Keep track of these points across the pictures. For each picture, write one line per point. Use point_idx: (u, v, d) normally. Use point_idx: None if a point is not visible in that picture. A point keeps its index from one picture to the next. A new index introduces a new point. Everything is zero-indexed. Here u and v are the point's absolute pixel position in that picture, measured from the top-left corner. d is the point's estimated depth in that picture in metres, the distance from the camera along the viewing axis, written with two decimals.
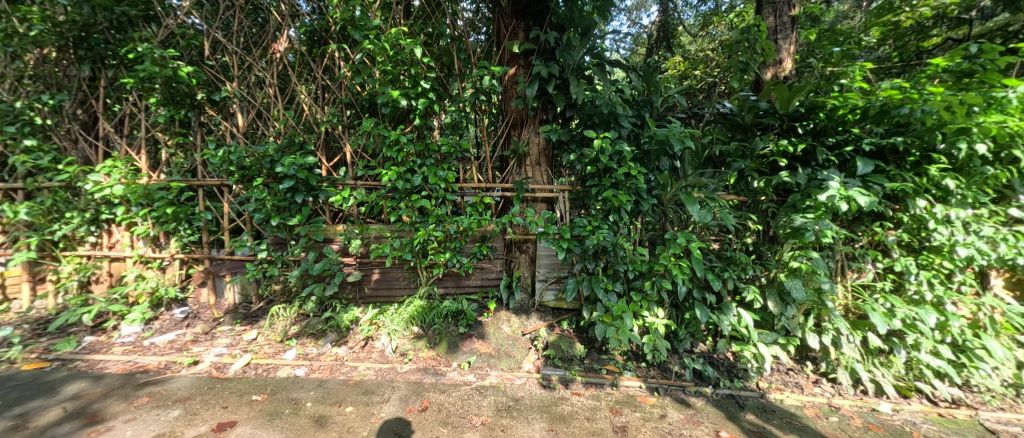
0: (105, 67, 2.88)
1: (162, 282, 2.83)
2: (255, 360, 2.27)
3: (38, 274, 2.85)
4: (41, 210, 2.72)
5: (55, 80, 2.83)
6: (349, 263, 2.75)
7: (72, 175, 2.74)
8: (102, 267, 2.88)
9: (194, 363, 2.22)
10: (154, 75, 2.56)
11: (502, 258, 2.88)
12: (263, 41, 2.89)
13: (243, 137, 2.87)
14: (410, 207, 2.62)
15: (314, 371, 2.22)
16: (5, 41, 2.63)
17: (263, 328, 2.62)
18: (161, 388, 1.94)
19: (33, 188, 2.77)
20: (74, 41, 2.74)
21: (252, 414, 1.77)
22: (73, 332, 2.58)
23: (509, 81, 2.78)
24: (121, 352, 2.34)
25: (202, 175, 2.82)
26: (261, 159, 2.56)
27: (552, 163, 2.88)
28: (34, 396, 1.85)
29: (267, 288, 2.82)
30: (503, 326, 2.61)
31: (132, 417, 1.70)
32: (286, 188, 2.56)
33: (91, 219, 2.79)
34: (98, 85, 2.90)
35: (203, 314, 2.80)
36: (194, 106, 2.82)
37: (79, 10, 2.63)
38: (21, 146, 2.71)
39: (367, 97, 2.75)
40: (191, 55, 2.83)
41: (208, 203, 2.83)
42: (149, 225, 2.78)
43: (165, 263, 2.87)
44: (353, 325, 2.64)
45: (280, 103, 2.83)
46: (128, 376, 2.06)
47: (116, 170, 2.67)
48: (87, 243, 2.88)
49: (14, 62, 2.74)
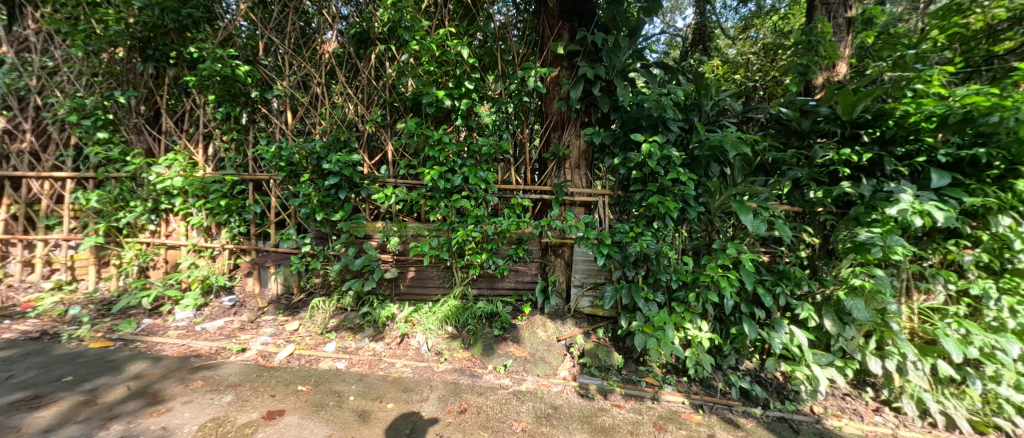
0: (168, 66, 3.05)
1: (213, 270, 2.96)
2: (298, 351, 2.34)
3: (103, 258, 3.07)
4: (109, 198, 2.91)
5: (125, 77, 3.03)
6: (386, 260, 2.79)
7: (137, 167, 2.92)
8: (159, 254, 3.05)
9: (243, 350, 2.31)
10: (214, 73, 2.69)
11: (537, 261, 2.84)
12: (312, 42, 2.99)
13: (291, 134, 2.96)
14: (449, 207, 2.63)
15: (354, 365, 2.25)
16: (86, 40, 2.84)
17: (303, 320, 2.69)
18: (214, 373, 2.02)
19: (103, 177, 2.97)
20: (142, 40, 2.91)
21: (299, 404, 1.81)
22: (134, 314, 2.75)
23: (552, 82, 2.75)
24: (176, 335, 2.46)
25: (252, 170, 2.95)
26: (308, 155, 2.64)
27: (592, 167, 2.82)
28: (102, 373, 1.97)
29: (308, 280, 2.90)
30: (539, 330, 2.58)
31: (189, 400, 1.77)
32: (331, 184, 2.62)
33: (151, 208, 2.96)
34: (162, 83, 3.08)
35: (248, 303, 2.92)
36: (248, 104, 2.95)
37: (150, 12, 2.77)
38: (95, 139, 2.94)
39: (411, 97, 2.79)
40: (247, 55, 2.95)
41: (256, 196, 2.94)
42: (203, 216, 2.92)
43: (215, 252, 3.00)
44: (389, 321, 2.68)
45: (328, 102, 2.91)
46: (184, 359, 2.16)
47: (176, 163, 2.83)
48: (147, 231, 3.05)
49: (92, 60, 2.96)
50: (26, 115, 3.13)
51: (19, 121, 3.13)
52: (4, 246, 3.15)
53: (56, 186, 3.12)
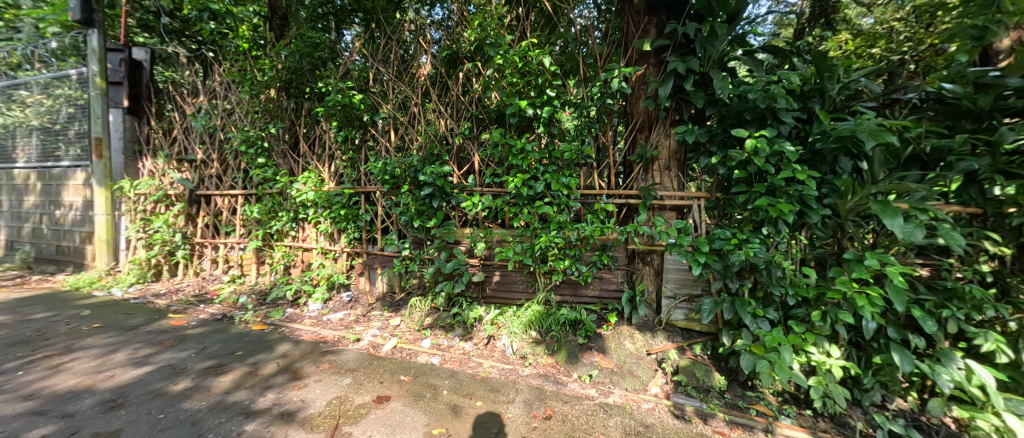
0: (303, 100, 3.73)
1: (335, 269, 3.49)
2: (401, 345, 2.61)
3: (261, 257, 3.85)
4: (265, 210, 3.66)
5: (275, 112, 3.79)
6: (474, 264, 2.96)
7: (282, 184, 3.60)
8: (297, 255, 3.71)
9: (357, 340, 2.67)
10: (337, 103, 3.20)
11: (623, 269, 2.73)
12: (411, 67, 3.35)
13: (394, 150, 3.33)
14: (532, 213, 2.68)
15: (447, 362, 2.43)
16: (253, 86, 3.67)
17: (404, 316, 3.00)
18: (336, 358, 2.37)
19: (261, 193, 3.75)
20: (287, 81, 3.62)
21: (402, 392, 2.02)
22: (281, 304, 3.39)
23: (637, 81, 2.62)
24: (309, 323, 2.96)
25: (364, 183, 3.40)
26: (408, 169, 2.95)
27: (685, 168, 2.61)
28: (260, 350, 2.45)
29: (408, 281, 3.22)
30: (626, 342, 2.46)
31: (319, 379, 2.10)
32: (426, 194, 2.89)
33: (292, 217, 3.62)
34: (300, 115, 3.76)
35: (361, 299, 3.37)
36: (361, 127, 3.43)
37: (292, 58, 3.52)
38: (257, 164, 3.73)
39: (495, 109, 2.93)
40: (360, 85, 3.44)
41: (367, 206, 3.38)
42: (328, 223, 3.46)
43: (337, 254, 3.53)
44: (477, 323, 2.83)
45: (423, 119, 3.22)
46: (315, 344, 2.58)
47: (309, 180, 3.41)
48: (289, 236, 3.74)
49: (255, 101, 3.78)
50: (214, 146, 4.06)
51: (209, 152, 4.09)
52: (200, 248, 4.16)
53: (231, 201, 4.02)
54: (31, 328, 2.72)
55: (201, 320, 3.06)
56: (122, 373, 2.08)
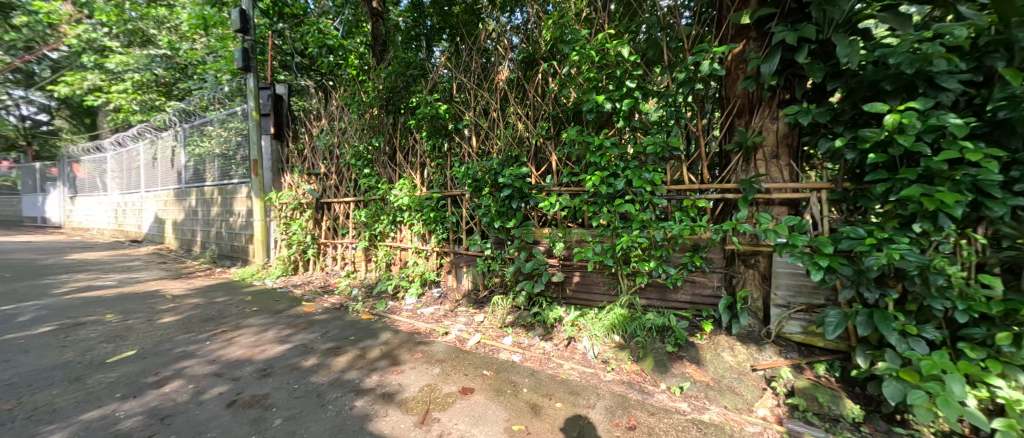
0: (399, 115, 4.16)
1: (427, 267, 3.82)
2: (484, 340, 2.74)
3: (368, 255, 4.42)
4: (371, 214, 4.19)
5: (377, 128, 4.30)
6: (553, 264, 2.96)
7: (383, 191, 4.07)
8: (396, 254, 4.15)
9: (446, 333, 2.88)
10: (426, 115, 3.50)
11: (720, 272, 2.45)
12: (490, 74, 3.49)
13: (476, 155, 3.47)
14: (612, 212, 2.56)
15: (527, 360, 2.47)
16: (364, 105, 4.27)
17: (487, 313, 3.14)
18: (428, 348, 2.59)
19: (368, 200, 4.30)
20: (387, 99, 4.11)
21: (484, 386, 2.12)
22: (384, 297, 3.84)
23: (734, 61, 2.35)
24: (406, 315, 3.30)
25: (450, 187, 3.64)
26: (488, 172, 3.08)
27: (799, 154, 2.22)
28: (367, 337, 2.81)
29: (490, 279, 3.36)
30: (725, 354, 2.20)
31: (414, 367, 2.31)
32: (505, 195, 2.99)
33: (391, 220, 4.07)
34: (396, 129, 4.18)
35: (449, 295, 3.63)
36: (446, 135, 3.69)
37: (390, 79, 4.01)
38: (364, 174, 4.30)
39: (572, 107, 2.89)
40: (445, 96, 3.71)
41: (453, 208, 3.63)
42: (420, 225, 3.77)
43: (429, 253, 3.84)
44: (557, 323, 2.82)
45: (502, 123, 3.32)
46: (411, 334, 2.86)
47: (405, 186, 3.80)
48: (389, 237, 4.21)
49: (362, 120, 4.36)
50: (332, 161, 4.78)
51: (329, 166, 4.83)
52: (324, 247, 4.95)
53: (345, 207, 4.69)
54: (215, 308, 3.55)
55: (324, 308, 3.63)
56: (270, 348, 2.57)
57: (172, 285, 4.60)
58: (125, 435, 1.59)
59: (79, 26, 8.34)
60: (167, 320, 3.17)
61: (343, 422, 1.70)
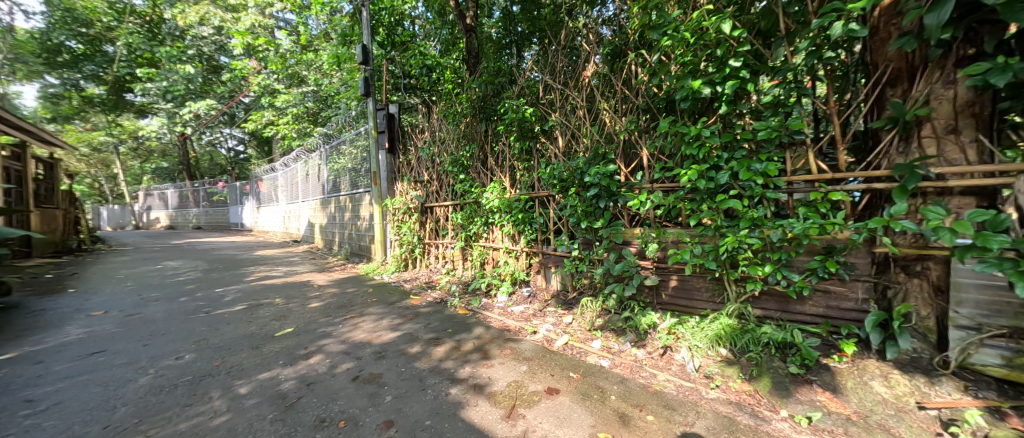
0: (490, 122, 4.38)
1: (517, 267, 3.95)
2: (572, 342, 2.72)
3: (465, 255, 4.78)
4: (466, 216, 4.53)
5: (470, 135, 4.61)
6: (646, 267, 2.77)
7: (477, 194, 4.34)
8: (489, 253, 4.38)
9: (534, 332, 2.94)
10: (514, 120, 3.61)
11: (867, 281, 1.97)
12: (576, 72, 3.43)
13: (562, 156, 3.44)
14: (714, 210, 2.27)
15: (617, 367, 2.36)
16: (460, 117, 4.64)
17: (576, 315, 3.10)
18: (517, 346, 2.68)
19: (463, 203, 4.63)
20: (479, 108, 4.38)
21: (570, 388, 2.10)
22: (479, 294, 4.10)
23: (882, 16, 1.89)
24: (498, 312, 3.47)
25: (538, 188, 3.69)
26: (574, 172, 3.03)
27: (991, 125, 1.67)
28: (463, 330, 3.03)
29: (579, 281, 3.31)
30: (874, 383, 1.78)
31: (503, 362, 2.40)
32: (592, 195, 2.91)
33: (484, 222, 4.31)
34: (488, 135, 4.41)
35: (539, 295, 3.69)
36: (534, 137, 3.74)
37: (481, 88, 4.27)
38: (461, 179, 4.65)
39: (665, 97, 2.65)
40: (532, 99, 3.78)
41: (541, 209, 3.67)
42: (510, 226, 3.92)
43: (518, 253, 3.96)
44: (652, 330, 2.63)
45: (588, 121, 3.23)
46: (501, 331, 2.99)
47: (496, 189, 3.99)
48: (482, 237, 4.47)
49: (458, 129, 4.74)
50: (434, 169, 5.29)
51: (431, 173, 5.36)
52: (428, 246, 5.51)
53: (445, 211, 5.14)
54: (346, 298, 4.26)
55: (428, 302, 4.05)
56: (385, 334, 2.98)
57: (318, 277, 5.68)
58: (284, 394, 2.02)
59: (260, 76, 10.91)
60: (314, 305, 3.93)
61: (440, 406, 1.86)
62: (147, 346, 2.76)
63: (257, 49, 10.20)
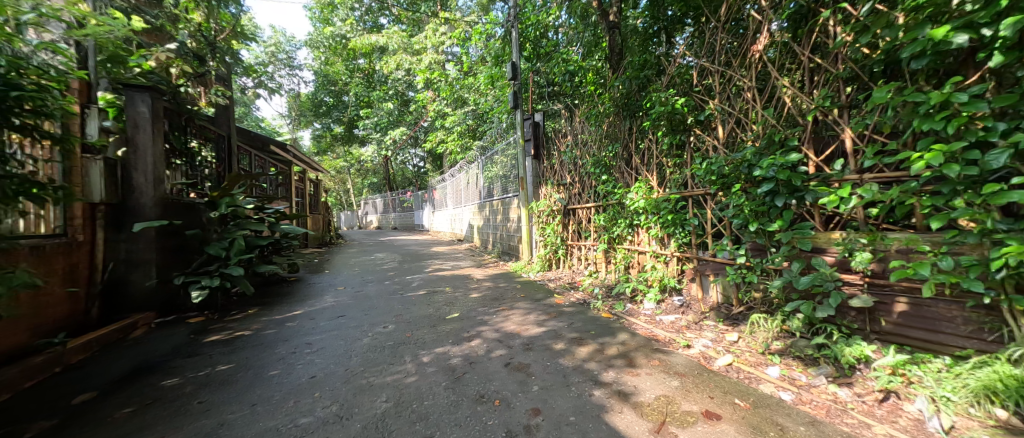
0: (634, 119, 4.15)
1: (667, 273, 3.62)
2: (738, 364, 2.28)
3: (608, 257, 4.68)
4: (610, 218, 4.43)
5: (613, 134, 4.48)
6: (850, 282, 2.13)
7: (620, 195, 4.19)
8: (634, 257, 4.15)
9: (688, 347, 2.61)
10: (662, 114, 3.31)
11: None
12: (743, 49, 2.91)
13: (722, 147, 2.98)
14: (978, 207, 1.56)
15: (805, 404, 1.84)
16: (603, 117, 4.56)
17: (743, 333, 2.62)
18: (667, 358, 2.44)
19: (606, 204, 4.54)
20: (622, 106, 4.22)
21: (736, 417, 1.75)
22: (623, 299, 3.95)
23: None
24: (644, 320, 3.25)
25: (692, 186, 3.28)
26: (739, 165, 2.57)
27: None
28: (606, 334, 2.97)
29: (747, 294, 2.79)
30: None
31: (650, 372, 2.22)
32: (766, 192, 2.40)
33: (629, 223, 4.11)
34: (632, 133, 4.19)
35: (694, 305, 3.30)
36: (686, 130, 3.33)
37: (625, 85, 4.11)
38: (604, 181, 4.57)
39: (883, 58, 1.95)
40: (684, 88, 3.39)
41: (696, 210, 3.26)
42: (658, 228, 3.63)
43: (667, 258, 3.63)
44: (861, 366, 2.00)
45: (759, 104, 2.68)
46: (649, 340, 2.79)
47: (641, 189, 3.76)
48: (627, 240, 4.27)
49: (601, 130, 4.69)
50: (576, 171, 5.36)
51: (574, 176, 5.44)
52: (570, 248, 5.62)
53: (587, 212, 5.15)
54: (499, 291, 4.77)
55: (571, 302, 4.14)
56: (531, 328, 3.19)
57: (476, 271, 6.53)
58: (453, 368, 2.41)
59: (435, 104, 13.30)
60: (473, 296, 4.53)
61: (584, 405, 1.87)
62: (366, 316, 3.73)
63: (433, 82, 12.48)
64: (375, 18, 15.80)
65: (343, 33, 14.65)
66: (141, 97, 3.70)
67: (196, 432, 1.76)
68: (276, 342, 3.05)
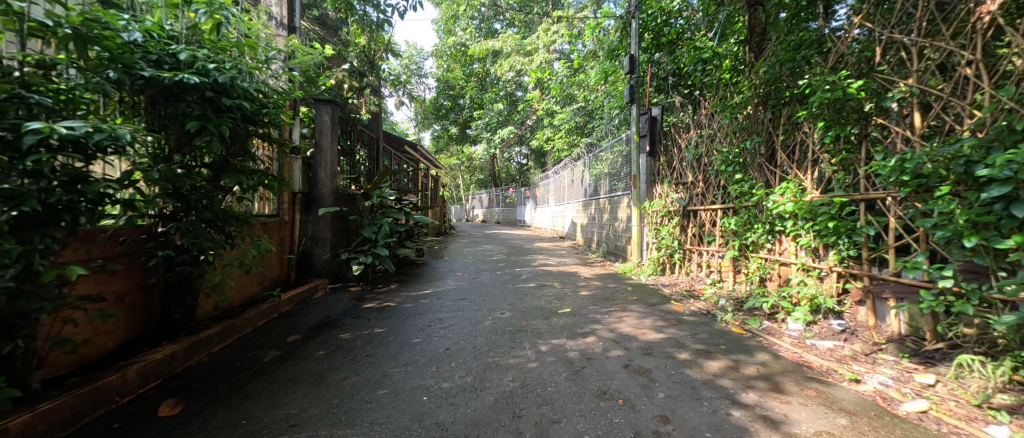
0: (780, 108, 3.57)
1: (821, 291, 3.05)
2: (937, 413, 1.78)
3: (738, 266, 4.17)
4: (742, 222, 3.93)
5: (752, 127, 3.94)
6: None
7: (759, 197, 3.68)
8: (774, 268, 3.61)
9: (856, 381, 2.16)
10: (826, 101, 2.76)
11: None
12: (959, 10, 2.23)
13: (920, 140, 2.35)
14: None
15: None
16: (738, 108, 4.05)
17: (943, 376, 2.06)
18: (826, 390, 2.07)
19: (739, 206, 4.03)
20: (765, 95, 3.67)
21: None
22: (757, 314, 3.48)
23: None
24: (789, 342, 2.81)
25: (866, 189, 2.69)
26: (950, 161, 2.00)
27: None
28: (740, 351, 2.67)
29: (951, 328, 2.19)
30: None
31: (805, 403, 1.92)
32: (993, 197, 1.82)
33: (769, 229, 3.58)
34: (777, 125, 3.62)
35: (861, 333, 2.73)
36: (860, 119, 2.72)
37: (772, 70, 3.49)
38: (737, 180, 4.07)
39: None
40: (860, 69, 2.77)
41: (870, 217, 2.67)
42: (811, 237, 3.08)
43: (823, 273, 3.06)
44: None
45: (987, 82, 2.03)
46: (798, 366, 2.40)
47: (788, 190, 3.18)
48: (765, 248, 3.74)
49: (735, 123, 4.18)
50: (700, 169, 4.88)
51: (696, 174, 4.97)
52: (689, 253, 5.17)
53: (712, 215, 4.66)
54: (609, 291, 4.67)
55: (692, 311, 3.81)
56: (650, 333, 3.06)
57: (582, 269, 6.51)
58: (572, 361, 2.47)
59: (543, 102, 13.54)
60: (583, 293, 4.54)
61: (721, 423, 1.73)
62: (485, 301, 4.08)
63: (543, 81, 12.70)
64: (490, 24, 16.77)
65: (463, 42, 15.92)
66: (324, 108, 4.64)
67: (368, 379, 2.19)
68: (416, 315, 3.56)
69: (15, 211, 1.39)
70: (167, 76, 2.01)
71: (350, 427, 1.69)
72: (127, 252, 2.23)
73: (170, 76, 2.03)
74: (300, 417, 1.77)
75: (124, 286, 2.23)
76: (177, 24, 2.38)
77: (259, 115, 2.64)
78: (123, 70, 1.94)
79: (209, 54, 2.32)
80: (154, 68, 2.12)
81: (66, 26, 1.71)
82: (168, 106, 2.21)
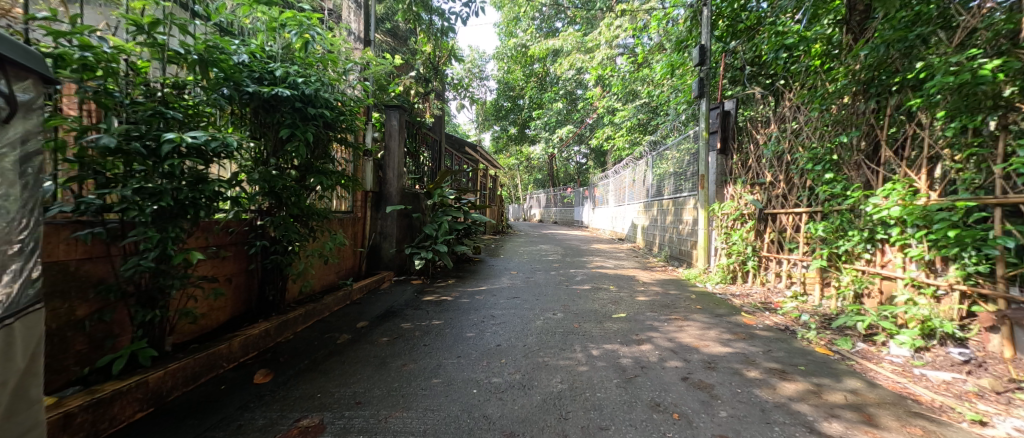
0: (887, 97, 3.05)
1: (937, 313, 2.56)
2: None
3: (827, 278, 3.68)
4: (833, 228, 3.46)
5: (847, 119, 3.43)
6: None
7: (854, 199, 3.22)
8: (874, 283, 3.10)
9: (981, 423, 1.78)
10: (947, 86, 2.31)
11: None
12: None
13: None
14: None
15: None
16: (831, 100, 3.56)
17: None
18: (938, 430, 1.73)
19: (829, 210, 3.56)
20: (865, 81, 3.16)
21: None
22: (849, 334, 3.03)
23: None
24: (890, 369, 2.41)
25: (1003, 192, 2.20)
26: None
27: None
28: (825, 374, 2.35)
29: None
30: None
31: None
32: None
33: (868, 238, 3.09)
34: (879, 117, 3.12)
35: (992, 366, 2.24)
36: (999, 107, 2.23)
37: (877, 53, 2.99)
38: (826, 180, 3.59)
39: None
40: (999, 46, 2.28)
41: (1008, 226, 2.19)
42: (925, 248, 2.60)
43: (940, 292, 2.57)
44: None
45: None
46: (900, 397, 2.05)
47: (894, 191, 2.74)
48: (862, 259, 3.24)
49: (826, 116, 3.68)
50: (781, 168, 4.37)
51: (776, 173, 4.47)
52: (766, 261, 4.67)
53: (796, 219, 4.16)
54: (670, 298, 4.41)
55: (766, 325, 3.44)
56: (714, 346, 2.83)
57: (641, 273, 6.23)
58: (624, 368, 2.39)
59: (603, 100, 13.16)
60: (641, 298, 4.35)
61: None
62: (537, 301, 4.09)
63: (604, 78, 12.36)
64: (551, 23, 16.72)
65: (523, 43, 16.04)
66: (393, 113, 5.00)
67: (424, 368, 2.33)
68: (470, 310, 3.69)
69: (156, 205, 1.74)
70: (265, 90, 2.33)
71: (406, 409, 1.81)
72: (233, 241, 2.65)
73: (268, 91, 2.36)
74: (364, 396, 1.95)
75: (231, 270, 2.66)
76: (275, 45, 2.77)
77: (338, 122, 2.94)
78: (234, 88, 2.33)
79: (299, 70, 2.63)
80: (257, 84, 2.48)
81: (194, 53, 2.05)
82: (267, 116, 2.55)
